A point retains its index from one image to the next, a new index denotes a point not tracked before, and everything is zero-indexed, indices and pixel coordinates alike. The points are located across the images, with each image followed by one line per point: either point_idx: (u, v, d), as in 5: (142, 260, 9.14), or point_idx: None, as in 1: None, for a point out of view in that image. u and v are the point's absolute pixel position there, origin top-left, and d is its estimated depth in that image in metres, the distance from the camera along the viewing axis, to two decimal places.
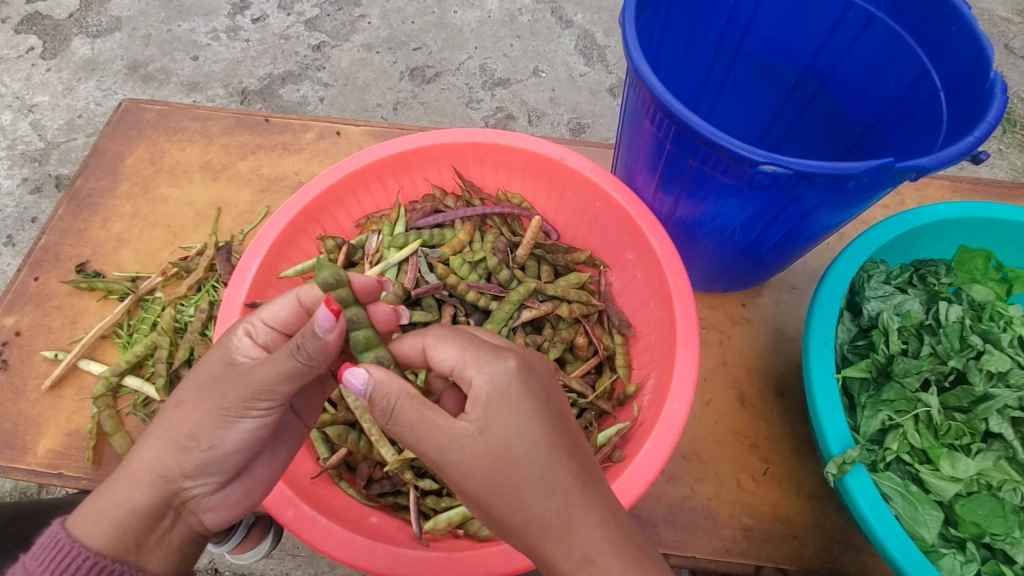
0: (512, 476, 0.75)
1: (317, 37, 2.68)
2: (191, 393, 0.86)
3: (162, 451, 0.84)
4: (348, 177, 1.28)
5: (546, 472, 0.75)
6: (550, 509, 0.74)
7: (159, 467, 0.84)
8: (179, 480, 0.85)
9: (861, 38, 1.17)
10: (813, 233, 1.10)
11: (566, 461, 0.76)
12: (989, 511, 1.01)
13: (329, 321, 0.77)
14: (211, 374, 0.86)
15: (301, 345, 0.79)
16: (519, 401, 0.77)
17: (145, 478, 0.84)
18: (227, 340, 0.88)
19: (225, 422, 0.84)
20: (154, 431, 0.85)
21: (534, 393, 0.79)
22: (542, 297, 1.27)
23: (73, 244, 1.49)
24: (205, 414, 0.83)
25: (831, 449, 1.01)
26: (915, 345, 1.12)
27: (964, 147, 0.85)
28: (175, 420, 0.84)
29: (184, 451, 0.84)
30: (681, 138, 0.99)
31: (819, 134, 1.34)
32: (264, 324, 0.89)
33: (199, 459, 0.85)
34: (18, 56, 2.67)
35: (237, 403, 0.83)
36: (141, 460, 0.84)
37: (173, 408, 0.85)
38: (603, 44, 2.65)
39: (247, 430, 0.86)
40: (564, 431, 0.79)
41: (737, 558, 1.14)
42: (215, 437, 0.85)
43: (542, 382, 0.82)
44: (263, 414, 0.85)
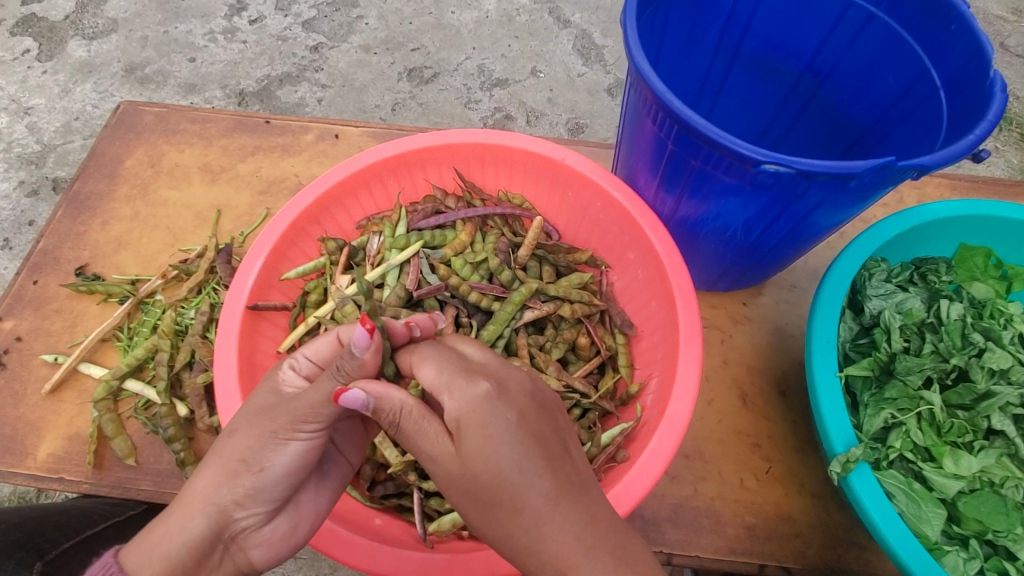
0: (484, 492, 0.73)
1: (315, 38, 2.67)
2: (242, 422, 0.86)
3: (215, 480, 0.83)
4: (349, 179, 1.28)
5: (514, 491, 0.71)
6: (521, 528, 0.71)
7: (213, 496, 0.83)
8: (230, 509, 0.83)
9: (861, 37, 1.18)
10: (815, 232, 1.10)
11: (537, 481, 0.71)
12: (992, 508, 1.01)
13: (365, 341, 0.78)
14: (264, 403, 0.86)
15: (340, 366, 0.80)
16: (488, 422, 0.74)
17: (198, 508, 0.83)
18: (274, 377, 0.89)
19: (275, 446, 0.83)
20: (208, 459, 0.85)
21: (503, 414, 0.74)
22: (544, 297, 1.28)
23: (72, 247, 1.49)
24: (256, 439, 0.83)
25: (835, 448, 1.01)
26: (917, 343, 1.12)
27: (965, 145, 0.86)
28: (228, 447, 0.84)
29: (236, 477, 0.83)
30: (683, 138, 0.99)
31: (819, 133, 1.35)
32: (307, 358, 0.90)
33: (251, 487, 0.84)
34: (14, 58, 2.67)
35: (287, 425, 0.83)
36: (195, 490, 0.83)
37: (227, 435, 0.85)
38: (600, 44, 2.65)
39: (296, 456, 0.85)
40: (540, 448, 0.73)
41: (741, 557, 1.14)
42: (264, 462, 0.83)
43: (521, 400, 0.77)
44: (311, 439, 0.84)
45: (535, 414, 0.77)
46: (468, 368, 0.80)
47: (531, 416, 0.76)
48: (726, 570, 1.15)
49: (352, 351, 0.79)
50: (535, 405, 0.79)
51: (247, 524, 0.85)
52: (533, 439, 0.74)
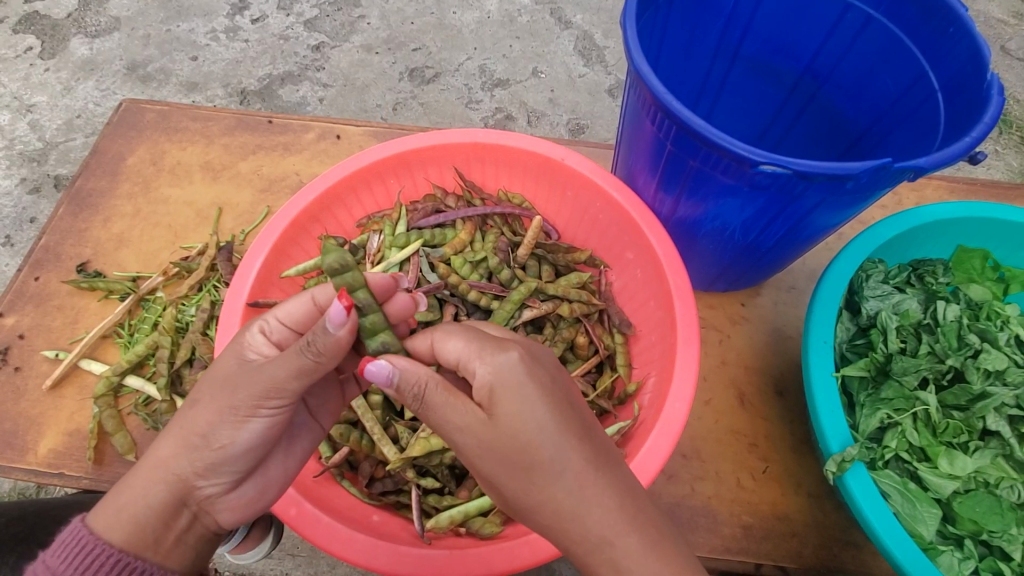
0: (524, 458, 0.75)
1: (317, 37, 2.68)
2: (205, 391, 0.86)
3: (176, 449, 0.84)
4: (350, 177, 1.28)
5: (557, 455, 0.74)
6: (561, 491, 0.74)
7: (173, 465, 0.83)
8: (191, 478, 0.84)
9: (859, 39, 1.18)
10: (813, 233, 1.10)
11: (578, 445, 0.75)
12: (987, 508, 1.02)
13: (342, 317, 0.77)
14: (225, 371, 0.87)
15: (312, 341, 0.79)
16: (527, 388, 0.76)
17: (160, 476, 0.83)
18: (241, 338, 0.90)
19: (235, 419, 0.83)
20: (170, 429, 0.86)
21: (539, 380, 0.78)
22: (542, 297, 1.28)
23: (74, 243, 1.49)
24: (216, 413, 0.83)
25: (831, 447, 1.02)
26: (913, 344, 1.13)
27: (961, 148, 0.86)
28: (189, 418, 0.84)
29: (196, 448, 0.83)
30: (682, 138, 1.00)
31: (818, 135, 1.35)
32: (278, 321, 0.90)
33: (211, 457, 0.84)
34: (17, 56, 2.67)
35: (249, 400, 0.83)
36: (157, 459, 0.84)
37: (189, 406, 0.86)
38: (602, 45, 2.66)
39: (260, 428, 0.85)
40: (575, 416, 0.78)
41: (737, 557, 1.15)
42: (226, 434, 0.84)
43: (550, 370, 0.81)
44: (274, 411, 0.85)
45: (565, 386, 0.81)
46: (498, 339, 0.83)
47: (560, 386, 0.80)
48: (722, 569, 1.15)
49: (326, 326, 0.78)
50: (563, 379, 0.82)
51: (211, 493, 0.86)
52: (566, 406, 0.78)
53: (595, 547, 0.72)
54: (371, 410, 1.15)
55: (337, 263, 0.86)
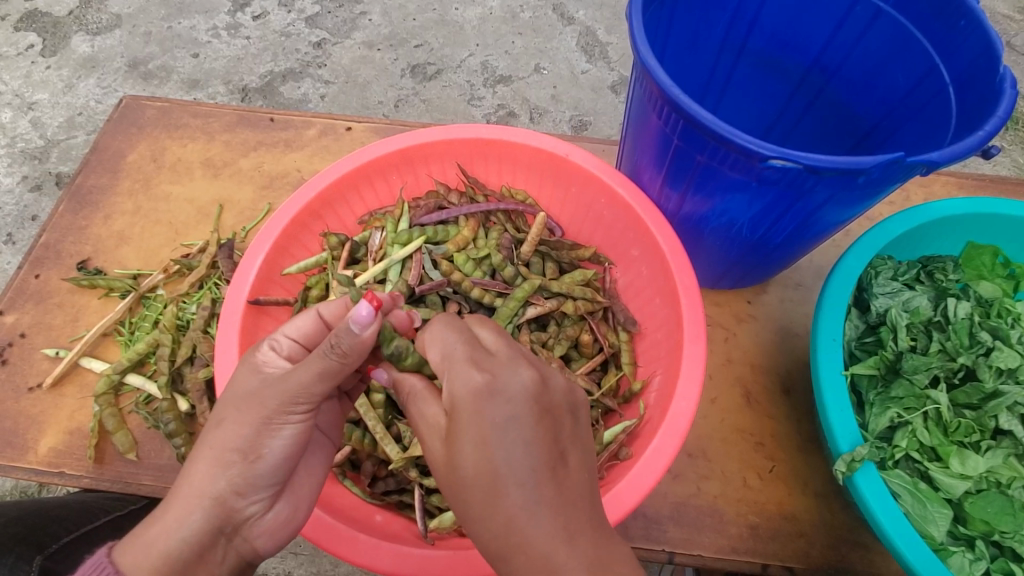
0: (475, 485, 0.70)
1: (318, 34, 2.67)
2: (229, 408, 0.86)
3: (210, 472, 0.83)
4: (351, 174, 1.27)
5: (509, 485, 0.68)
6: (506, 522, 0.68)
7: (208, 489, 0.83)
8: (230, 499, 0.84)
9: (869, 32, 1.16)
10: (821, 230, 1.09)
11: (530, 482, 0.68)
12: (999, 509, 1.00)
13: (367, 317, 0.78)
14: (240, 386, 0.86)
15: (335, 343, 0.80)
16: (495, 410, 0.71)
17: (194, 502, 0.83)
18: (252, 358, 0.89)
19: (271, 431, 0.84)
20: (199, 453, 0.85)
21: (509, 407, 0.71)
22: (547, 294, 1.27)
23: (75, 241, 1.48)
24: (249, 425, 0.84)
25: (840, 447, 1.00)
26: (924, 342, 1.11)
27: (975, 141, 0.84)
28: (219, 439, 0.84)
29: (231, 467, 0.84)
30: (689, 132, 0.98)
31: (825, 130, 1.34)
32: (287, 337, 0.90)
33: (248, 474, 0.85)
34: (18, 53, 2.66)
35: (279, 407, 0.84)
36: (190, 486, 0.83)
37: (214, 427, 0.85)
38: (605, 41, 2.64)
39: (290, 437, 0.87)
40: (551, 450, 0.70)
41: (744, 557, 1.14)
42: (263, 447, 0.85)
43: (542, 391, 0.74)
44: (303, 417, 0.86)
45: (557, 411, 0.74)
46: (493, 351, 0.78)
47: (527, 420, 0.71)
48: (729, 569, 1.14)
49: (350, 327, 0.79)
50: (566, 406, 0.76)
51: (249, 512, 0.86)
52: (530, 439, 0.70)
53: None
54: (373, 408, 1.12)
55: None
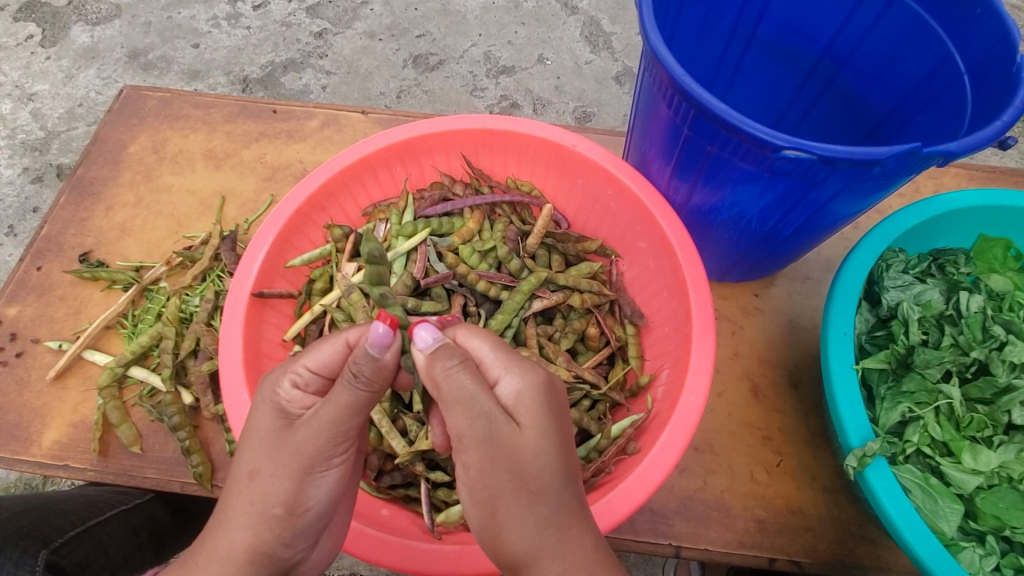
0: (523, 488, 0.75)
1: (319, 24, 2.64)
2: (263, 460, 0.83)
3: (256, 528, 0.80)
4: (355, 164, 1.25)
5: (561, 483, 0.77)
6: (557, 521, 0.75)
7: (259, 546, 0.80)
8: (279, 553, 0.82)
9: (881, 21, 1.15)
10: (832, 222, 1.08)
11: (573, 478, 0.78)
12: (1010, 504, 0.99)
13: (384, 339, 0.78)
14: (270, 431, 0.84)
15: (358, 371, 0.79)
16: (545, 412, 0.79)
17: (245, 562, 0.79)
18: (274, 398, 0.85)
19: (314, 479, 0.83)
20: (239, 509, 0.81)
21: (554, 406, 0.80)
22: (553, 287, 1.25)
23: (76, 233, 1.47)
24: (292, 477, 0.81)
25: (851, 442, 0.99)
26: (935, 336, 1.10)
27: (992, 132, 0.83)
28: (260, 493, 0.81)
29: (278, 519, 0.81)
30: (699, 123, 0.96)
31: (835, 120, 1.32)
32: (309, 371, 0.86)
33: (294, 526, 0.82)
34: (17, 44, 2.64)
35: (322, 456, 0.83)
36: (236, 542, 0.80)
37: (252, 480, 0.82)
38: (609, 31, 2.61)
39: (333, 482, 0.85)
40: (576, 448, 0.82)
41: (751, 551, 1.13)
42: (305, 498, 0.83)
43: (561, 395, 0.84)
44: (344, 460, 0.86)
45: (568, 413, 0.85)
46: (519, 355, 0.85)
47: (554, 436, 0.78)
48: (736, 563, 1.14)
49: (370, 352, 0.78)
50: (566, 406, 0.86)
51: (295, 559, 0.86)
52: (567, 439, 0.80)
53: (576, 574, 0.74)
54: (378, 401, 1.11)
55: (377, 251, 0.90)
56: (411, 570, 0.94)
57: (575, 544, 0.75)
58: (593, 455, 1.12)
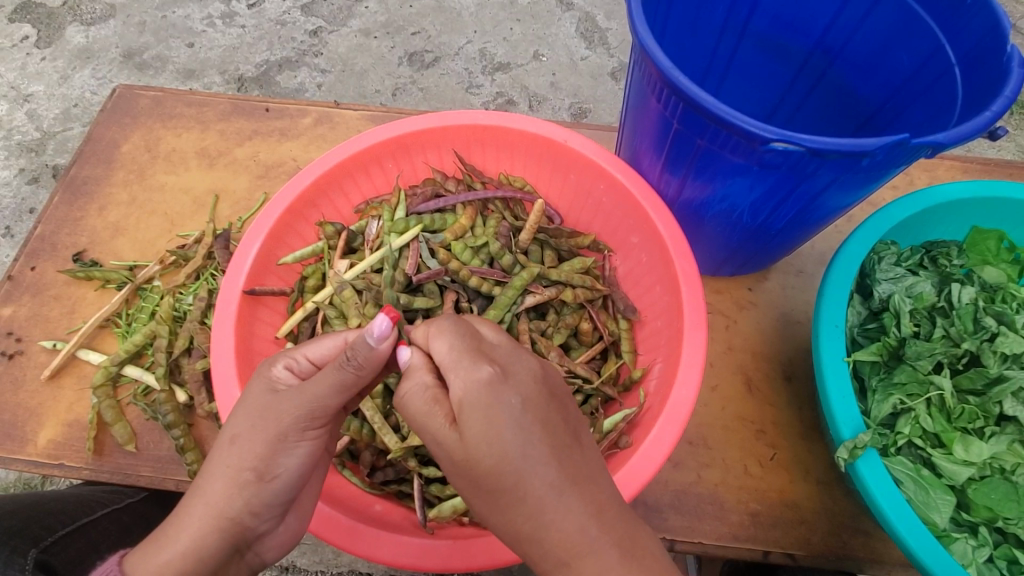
0: (485, 488, 0.72)
1: (314, 22, 2.63)
2: (242, 425, 0.84)
3: (226, 491, 0.81)
4: (346, 161, 1.25)
5: (519, 478, 0.70)
6: (524, 514, 0.70)
7: (226, 509, 0.81)
8: (245, 520, 0.83)
9: (872, 13, 1.15)
10: (823, 215, 1.08)
11: (540, 469, 0.69)
12: (1003, 495, 0.99)
13: (385, 330, 0.78)
14: (253, 399, 0.85)
15: (353, 354, 0.79)
16: (494, 410, 0.72)
17: (212, 523, 0.80)
18: (265, 371, 0.87)
19: (287, 448, 0.83)
20: (213, 471, 0.82)
21: (510, 393, 0.73)
22: (546, 282, 1.25)
23: (70, 232, 1.47)
24: (265, 443, 0.82)
25: (842, 434, 0.99)
26: (927, 328, 1.11)
27: (980, 123, 0.83)
28: (234, 457, 0.82)
29: (247, 485, 0.82)
30: (689, 116, 0.96)
31: (828, 113, 1.32)
32: (308, 359, 0.88)
33: (263, 493, 0.83)
34: (12, 45, 2.63)
35: (298, 426, 0.83)
36: (206, 505, 0.81)
37: (228, 442, 0.83)
38: (604, 27, 2.61)
39: (305, 454, 0.85)
40: (546, 436, 0.72)
41: (745, 544, 1.13)
42: (276, 466, 0.83)
43: (525, 385, 0.75)
44: (319, 434, 0.86)
45: (543, 402, 0.75)
46: (479, 352, 0.78)
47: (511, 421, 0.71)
48: (730, 556, 1.14)
49: (367, 340, 0.78)
50: (544, 392, 0.76)
51: (261, 529, 0.86)
52: (539, 421, 0.73)
53: (559, 566, 0.68)
54: (372, 398, 1.11)
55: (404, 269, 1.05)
56: (404, 565, 0.95)
57: (552, 534, 0.68)
58: None
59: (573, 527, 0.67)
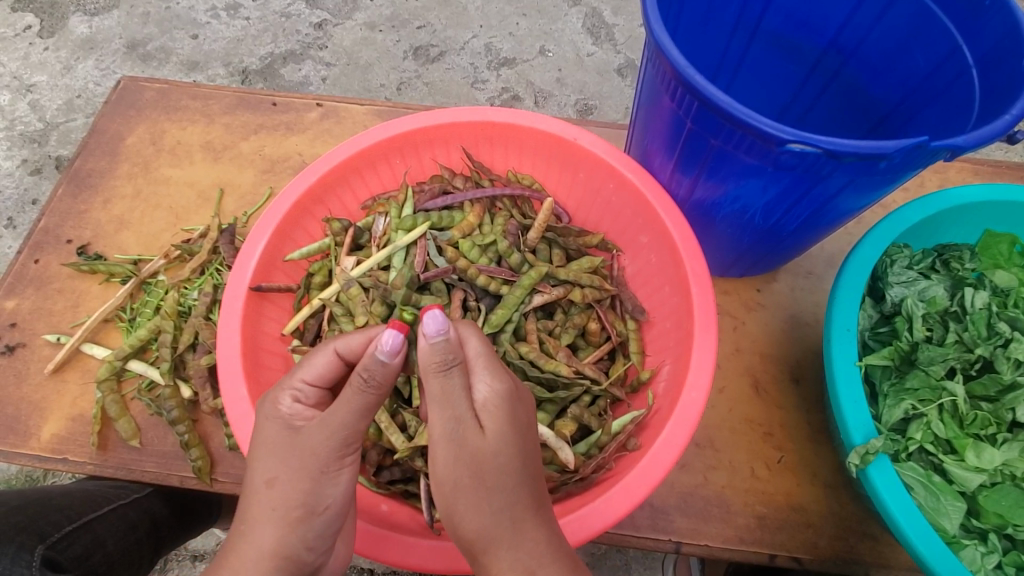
0: (479, 481, 0.76)
1: (319, 15, 2.61)
2: (275, 467, 0.83)
3: (278, 531, 0.81)
4: (354, 157, 1.24)
5: (514, 484, 0.76)
6: (507, 517, 0.75)
7: (281, 548, 0.80)
8: (301, 555, 0.82)
9: (888, 13, 1.13)
10: (836, 217, 1.06)
11: (527, 484, 0.77)
12: (1014, 502, 0.98)
13: (395, 346, 0.79)
14: (282, 442, 0.84)
15: (368, 375, 0.79)
16: (510, 418, 0.79)
17: (268, 564, 0.79)
18: (276, 411, 0.85)
19: (329, 479, 0.83)
20: (260, 514, 0.81)
21: (521, 413, 0.81)
22: (554, 281, 1.24)
23: (73, 226, 1.46)
24: (308, 478, 0.81)
25: (853, 439, 0.98)
26: (940, 332, 1.09)
27: (1000, 127, 0.82)
28: (278, 497, 0.82)
29: (299, 521, 0.81)
30: (703, 115, 0.95)
31: (841, 113, 1.30)
32: (308, 384, 0.87)
33: (314, 527, 0.82)
34: (16, 35, 2.61)
35: (334, 457, 0.83)
36: (258, 550, 0.80)
37: (266, 487, 0.82)
38: (611, 23, 2.59)
39: (347, 481, 0.85)
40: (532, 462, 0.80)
41: (751, 547, 1.13)
42: (323, 497, 0.83)
43: (528, 411, 0.84)
44: (354, 459, 0.86)
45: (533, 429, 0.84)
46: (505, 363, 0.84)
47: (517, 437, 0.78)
48: (736, 559, 1.13)
49: (380, 357, 0.79)
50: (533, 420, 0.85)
51: (318, 562, 0.85)
52: (530, 448, 0.80)
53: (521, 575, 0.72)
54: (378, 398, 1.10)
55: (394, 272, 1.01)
56: (410, 566, 0.94)
57: (519, 552, 0.73)
58: (593, 451, 1.11)
59: (543, 538, 0.75)
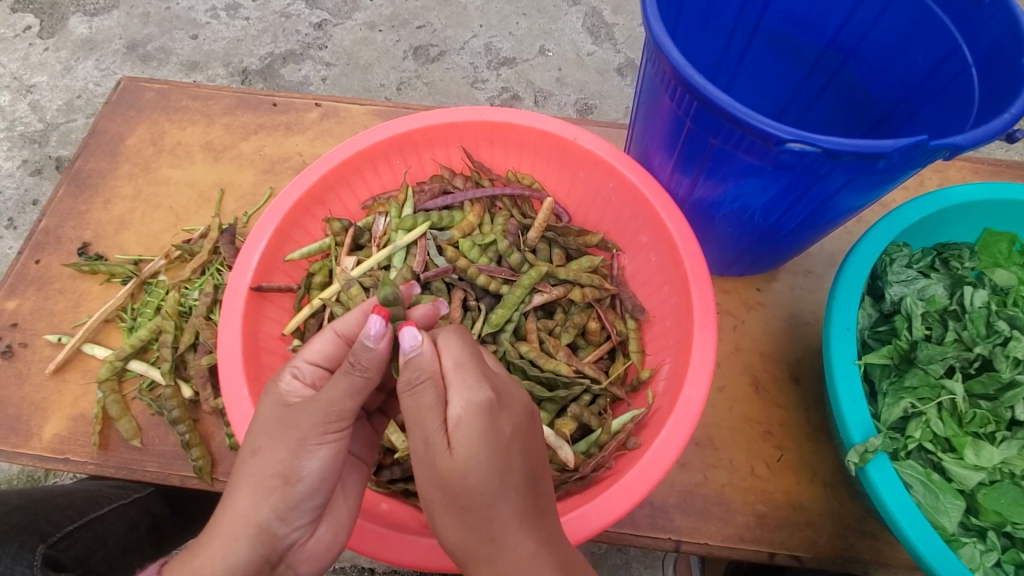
0: (458, 499, 0.74)
1: (319, 15, 2.62)
2: (263, 437, 0.84)
3: (253, 499, 0.81)
4: (354, 157, 1.25)
5: (492, 502, 0.73)
6: (488, 536, 0.72)
7: (253, 516, 0.80)
8: (275, 526, 0.82)
9: (888, 13, 1.14)
10: (835, 216, 1.07)
11: (509, 498, 0.73)
12: (1012, 500, 0.98)
13: (379, 331, 0.80)
14: (272, 415, 0.85)
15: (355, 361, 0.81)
16: (485, 433, 0.74)
17: (240, 530, 0.79)
18: (274, 388, 0.87)
19: (308, 451, 0.82)
20: (240, 480, 0.82)
21: (501, 426, 0.76)
22: (554, 280, 1.24)
23: (74, 226, 1.46)
24: (288, 449, 0.81)
25: (853, 438, 0.99)
26: (939, 331, 1.10)
27: (998, 126, 0.82)
28: (258, 465, 0.82)
29: (272, 491, 0.81)
30: (702, 114, 0.95)
31: (840, 112, 1.31)
32: (309, 363, 0.89)
33: (290, 497, 0.82)
34: (16, 35, 2.62)
35: (316, 430, 0.82)
36: (232, 517, 0.80)
37: (250, 455, 0.83)
38: (611, 22, 2.59)
39: (328, 457, 0.84)
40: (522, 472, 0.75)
41: (751, 545, 1.13)
42: (300, 469, 0.82)
43: (516, 417, 0.78)
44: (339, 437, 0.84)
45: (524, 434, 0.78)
46: (484, 371, 0.80)
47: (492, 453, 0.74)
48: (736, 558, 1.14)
49: (365, 343, 0.79)
50: (526, 419, 0.80)
51: (294, 536, 0.85)
52: (514, 460, 0.75)
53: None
54: None
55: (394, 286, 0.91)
56: (411, 564, 0.95)
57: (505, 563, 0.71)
58: (593, 450, 1.12)
59: (527, 552, 0.70)
